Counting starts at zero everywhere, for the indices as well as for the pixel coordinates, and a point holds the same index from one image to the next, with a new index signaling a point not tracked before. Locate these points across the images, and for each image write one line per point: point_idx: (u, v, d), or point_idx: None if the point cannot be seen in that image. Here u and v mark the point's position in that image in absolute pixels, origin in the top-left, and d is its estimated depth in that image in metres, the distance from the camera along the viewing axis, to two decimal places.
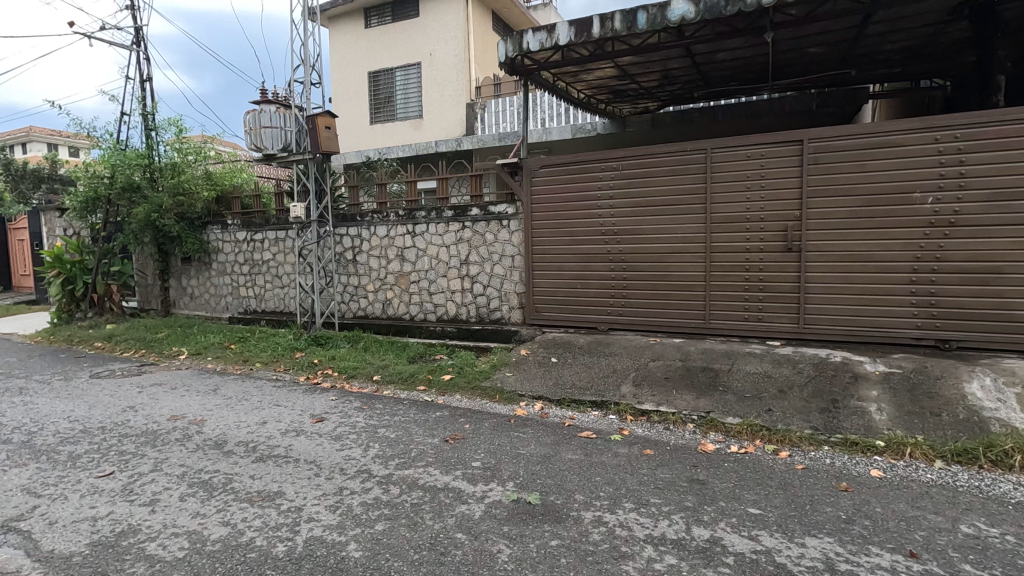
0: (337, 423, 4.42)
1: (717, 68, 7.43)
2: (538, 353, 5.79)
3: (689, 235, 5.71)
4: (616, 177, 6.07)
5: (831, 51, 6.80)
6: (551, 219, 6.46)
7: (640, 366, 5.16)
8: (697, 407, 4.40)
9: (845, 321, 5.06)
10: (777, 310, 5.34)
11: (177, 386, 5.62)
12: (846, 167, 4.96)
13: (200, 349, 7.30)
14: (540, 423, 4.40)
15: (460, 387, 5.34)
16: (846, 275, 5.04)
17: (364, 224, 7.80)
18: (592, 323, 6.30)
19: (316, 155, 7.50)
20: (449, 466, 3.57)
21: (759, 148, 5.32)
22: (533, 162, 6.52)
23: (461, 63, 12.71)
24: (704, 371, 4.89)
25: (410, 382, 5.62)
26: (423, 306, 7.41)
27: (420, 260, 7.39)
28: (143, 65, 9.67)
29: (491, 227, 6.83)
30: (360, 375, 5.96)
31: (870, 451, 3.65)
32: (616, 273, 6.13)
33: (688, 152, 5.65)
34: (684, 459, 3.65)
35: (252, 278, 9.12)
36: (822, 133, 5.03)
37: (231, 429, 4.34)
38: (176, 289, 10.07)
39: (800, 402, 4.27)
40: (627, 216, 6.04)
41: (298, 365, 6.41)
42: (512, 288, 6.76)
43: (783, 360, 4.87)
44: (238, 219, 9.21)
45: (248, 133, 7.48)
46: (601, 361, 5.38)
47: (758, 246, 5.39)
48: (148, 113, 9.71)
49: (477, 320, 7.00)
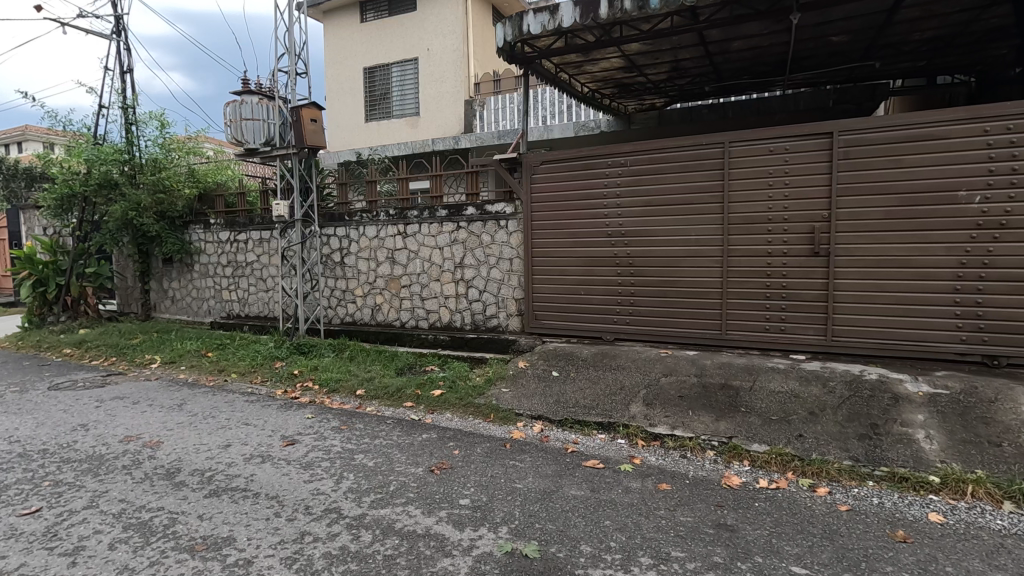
0: (309, 448, 3.90)
1: (731, 59, 6.94)
2: (537, 366, 5.27)
3: (704, 238, 5.20)
4: (624, 175, 5.56)
5: (855, 40, 6.31)
6: (553, 219, 5.96)
7: (651, 382, 4.65)
8: (717, 431, 3.89)
9: (880, 333, 4.56)
10: (802, 321, 4.83)
11: (140, 400, 5.11)
12: (880, 162, 4.46)
13: (173, 357, 6.78)
14: (540, 449, 3.88)
15: (452, 404, 4.82)
16: (880, 283, 4.53)
17: (353, 224, 7.30)
18: (597, 332, 5.79)
19: (301, 149, 6.96)
20: (432, 504, 3.05)
21: (783, 142, 4.81)
22: (533, 157, 6.01)
23: (460, 58, 12.22)
24: (723, 389, 4.38)
25: (397, 398, 5.11)
26: (415, 312, 6.91)
27: (412, 263, 6.89)
28: (124, 55, 9.18)
29: (488, 227, 6.32)
30: (342, 390, 5.44)
31: (924, 489, 3.13)
32: (624, 278, 5.61)
33: (704, 146, 5.15)
34: (706, 497, 3.14)
35: (236, 281, 8.61)
36: (854, 124, 4.53)
37: (189, 454, 3.82)
38: (156, 291, 9.56)
39: (835, 427, 3.75)
40: (636, 216, 5.53)
41: (276, 377, 5.90)
42: (510, 294, 6.25)
43: (811, 377, 4.35)
44: (222, 218, 8.71)
45: (229, 125, 7.01)
46: (607, 376, 4.86)
47: (781, 249, 4.88)
48: (128, 107, 9.19)
49: (472, 328, 6.49)
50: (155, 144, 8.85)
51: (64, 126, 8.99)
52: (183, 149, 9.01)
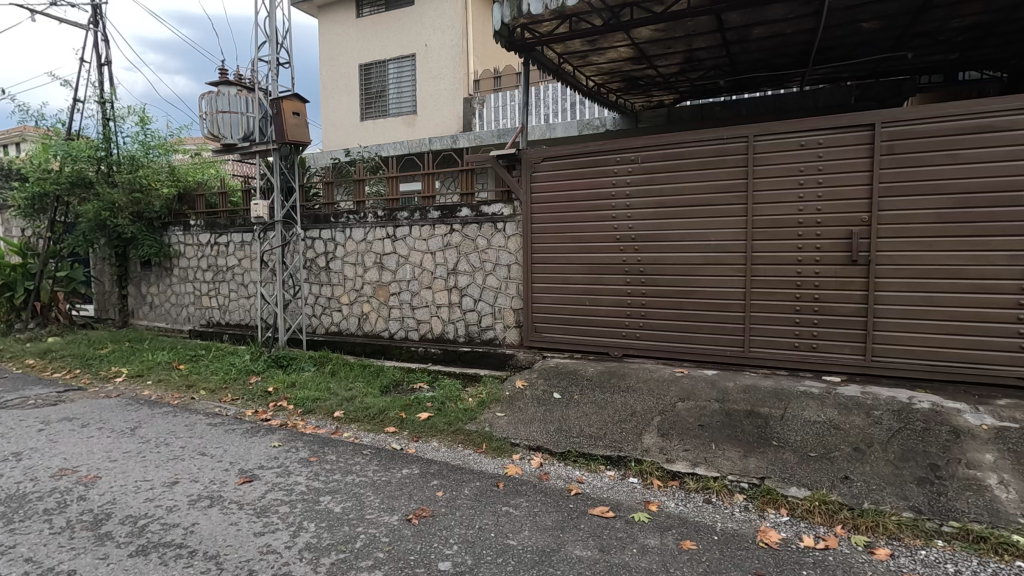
0: (268, 487, 3.33)
1: (749, 49, 6.39)
2: (537, 386, 4.69)
3: (724, 243, 4.63)
4: (635, 173, 4.99)
5: (887, 27, 5.74)
6: (555, 222, 5.40)
7: (665, 408, 4.07)
8: (746, 470, 3.32)
9: (928, 353, 3.99)
10: (837, 338, 4.26)
11: (90, 423, 4.54)
12: (930, 158, 3.89)
13: (141, 370, 6.22)
14: (539, 490, 3.30)
15: (439, 430, 4.24)
16: (929, 296, 3.97)
17: (339, 226, 6.76)
18: (604, 348, 5.22)
19: (283, 145, 6.42)
20: (405, 570, 2.48)
21: (816, 135, 4.24)
22: (534, 154, 5.45)
23: (459, 54, 11.69)
24: (749, 418, 3.80)
25: (378, 422, 4.55)
26: (405, 321, 6.35)
27: (402, 269, 6.34)
28: (101, 46, 8.66)
29: (484, 230, 5.76)
30: (319, 411, 4.87)
31: (1009, 554, 2.56)
32: (634, 288, 5.04)
33: (725, 141, 4.58)
34: (741, 561, 2.56)
35: (216, 286, 8.06)
36: (900, 114, 3.96)
37: (126, 494, 3.25)
38: (134, 297, 9.02)
39: (888, 468, 3.18)
40: (648, 220, 4.96)
41: (248, 395, 5.34)
42: (508, 304, 5.69)
43: (852, 405, 3.78)
44: (202, 219, 8.18)
45: (206, 119, 6.44)
46: (615, 399, 4.29)
47: (813, 257, 4.31)
48: (105, 101, 8.65)
49: (466, 340, 5.93)
50: (133, 140, 8.33)
51: (36, 121, 8.46)
52: (163, 145, 8.47)
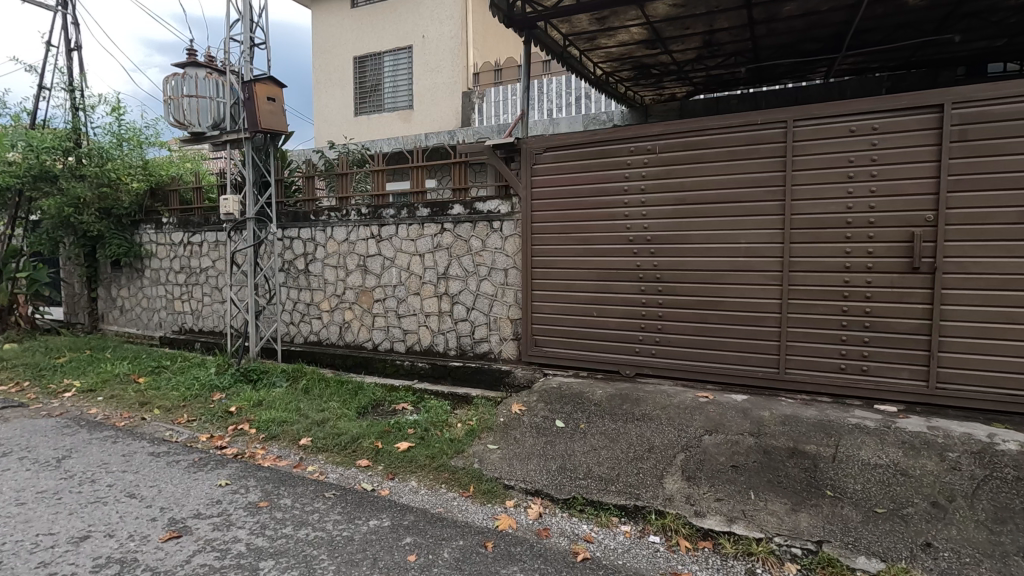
0: (197, 547, 2.65)
1: (776, 31, 5.73)
2: (536, 412, 4.01)
3: (756, 246, 3.95)
4: (652, 165, 4.31)
5: (935, 4, 5.07)
6: (559, 220, 4.74)
7: (689, 443, 3.40)
8: (798, 531, 2.65)
9: (1005, 381, 3.32)
10: (893, 360, 3.59)
11: (12, 451, 3.86)
12: (1012, 146, 3.22)
13: (94, 384, 5.56)
14: (538, 554, 2.62)
15: (418, 466, 3.58)
16: (1008, 312, 3.30)
17: (320, 225, 6.11)
18: (614, 366, 4.54)
19: (256, 133, 5.75)
20: None
21: (870, 119, 3.57)
22: (535, 143, 4.79)
23: (458, 46, 11.05)
24: (794, 459, 3.12)
25: (349, 453, 3.88)
26: (390, 331, 5.69)
27: (387, 272, 5.68)
28: (70, 29, 8.04)
29: (477, 230, 5.09)
30: (283, 438, 4.19)
31: None
32: (649, 298, 4.37)
33: (759, 126, 3.91)
34: None
35: (189, 290, 7.41)
36: (975, 93, 3.29)
37: (15, 557, 2.57)
38: (105, 300, 8.37)
39: (981, 533, 2.51)
40: (666, 219, 4.28)
41: (207, 415, 4.66)
42: (504, 313, 5.02)
43: (920, 444, 3.10)
44: (175, 217, 7.54)
45: (171, 103, 5.81)
46: (629, 431, 3.62)
47: (865, 264, 3.63)
48: (74, 88, 8.02)
49: (458, 354, 5.26)
50: (104, 131, 7.67)
51: None
52: (136, 138, 7.75)
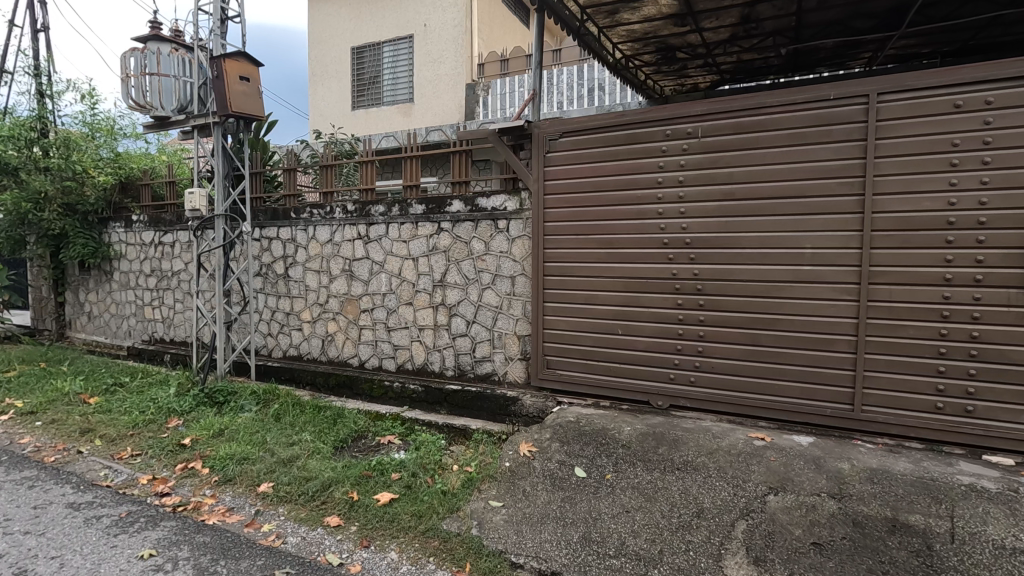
0: None
1: (828, 3, 4.94)
2: (549, 455, 3.23)
3: (824, 252, 3.19)
4: (692, 152, 3.53)
5: None
6: (577, 220, 3.96)
7: (751, 506, 2.62)
8: None
9: None
10: (1009, 400, 2.82)
11: None
12: None
13: (36, 405, 4.81)
14: None
15: (401, 530, 2.81)
16: None
17: (301, 224, 5.35)
18: (644, 397, 3.76)
19: (226, 118, 4.99)
20: None
21: (982, 91, 2.80)
22: (549, 128, 4.02)
23: (461, 35, 10.27)
24: (897, 536, 2.34)
25: (317, 505, 3.11)
26: (379, 347, 4.92)
27: (375, 279, 4.92)
28: (37, 9, 7.37)
29: (480, 230, 4.33)
30: (240, 482, 3.41)
31: None
32: (687, 314, 3.59)
33: (832, 103, 3.13)
34: None
35: (160, 295, 6.67)
36: None
37: None
38: (72, 305, 7.64)
39: None
40: (710, 220, 3.50)
41: (155, 448, 3.90)
42: (510, 329, 4.25)
43: None
44: (146, 214, 6.80)
45: (132, 83, 5.04)
46: (670, 485, 2.84)
47: (972, 275, 2.85)
48: (40, 73, 7.30)
49: (456, 375, 4.50)
50: (73, 121, 7.05)
51: None
52: (108, 128, 7.21)
